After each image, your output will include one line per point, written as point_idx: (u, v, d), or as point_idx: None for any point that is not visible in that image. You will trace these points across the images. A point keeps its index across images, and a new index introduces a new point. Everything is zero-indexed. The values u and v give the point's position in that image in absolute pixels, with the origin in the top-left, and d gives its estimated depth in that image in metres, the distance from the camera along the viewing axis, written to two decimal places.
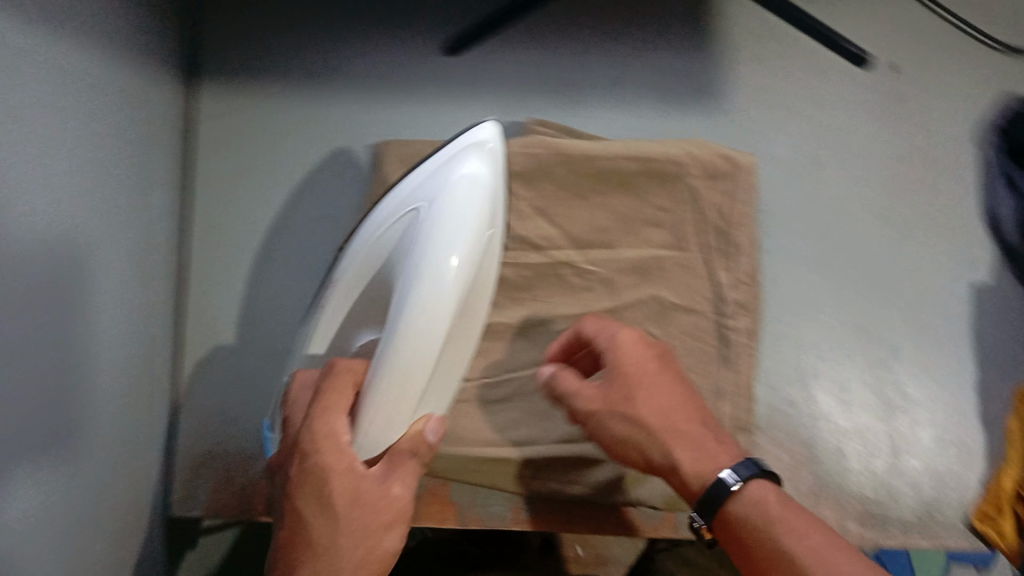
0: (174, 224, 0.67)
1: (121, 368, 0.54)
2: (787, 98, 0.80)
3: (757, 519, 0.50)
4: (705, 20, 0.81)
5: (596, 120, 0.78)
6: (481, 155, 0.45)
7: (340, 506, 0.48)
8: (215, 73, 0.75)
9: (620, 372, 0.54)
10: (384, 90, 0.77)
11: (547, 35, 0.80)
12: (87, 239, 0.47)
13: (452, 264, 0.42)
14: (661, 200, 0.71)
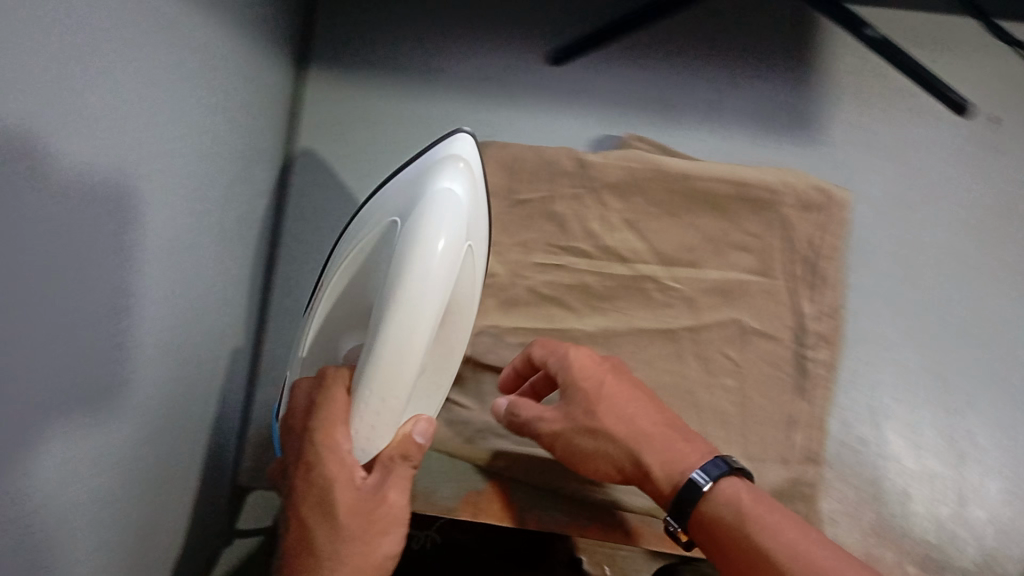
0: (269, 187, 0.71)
1: (189, 335, 0.54)
2: (889, 148, 0.77)
3: (731, 516, 0.52)
4: (811, 55, 0.78)
5: (692, 142, 0.75)
6: (455, 171, 0.52)
7: (341, 513, 0.51)
8: (326, 59, 0.78)
9: (581, 386, 0.58)
10: (490, 86, 0.77)
11: (655, 51, 0.77)
12: (185, 210, 0.51)
13: (439, 247, 0.46)
14: (755, 227, 0.72)
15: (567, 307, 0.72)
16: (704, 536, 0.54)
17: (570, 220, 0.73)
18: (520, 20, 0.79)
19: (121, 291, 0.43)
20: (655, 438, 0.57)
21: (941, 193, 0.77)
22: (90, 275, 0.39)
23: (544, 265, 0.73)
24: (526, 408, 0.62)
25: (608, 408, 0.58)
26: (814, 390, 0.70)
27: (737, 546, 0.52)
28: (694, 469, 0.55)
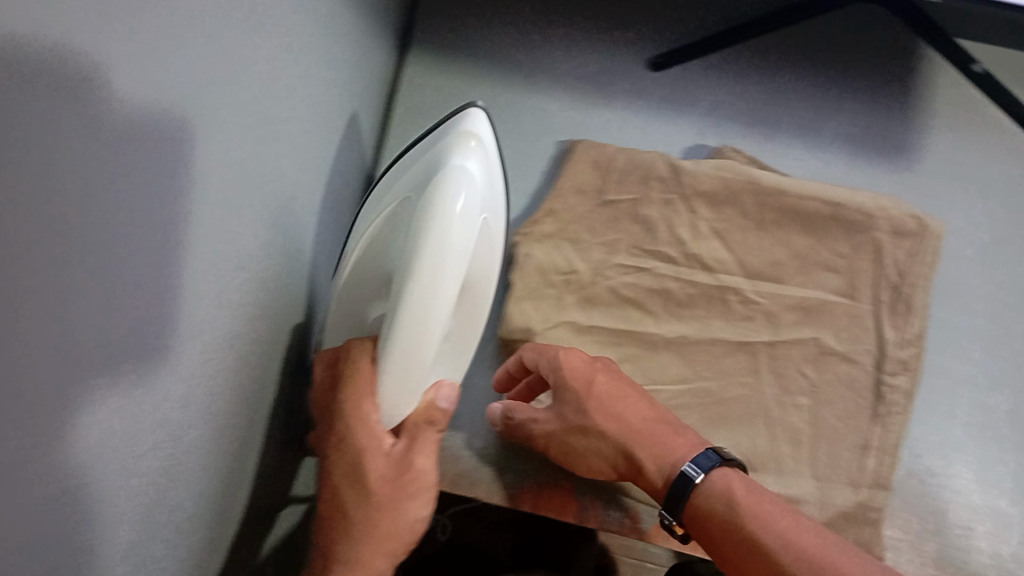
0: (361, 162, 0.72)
1: (258, 295, 0.53)
2: (982, 182, 0.77)
3: (721, 505, 0.55)
4: (912, 86, 0.79)
5: (787, 159, 0.76)
6: (469, 147, 0.50)
7: (373, 480, 0.52)
8: (428, 45, 0.79)
9: (572, 386, 0.62)
10: (588, 86, 0.78)
11: (756, 66, 0.79)
12: (258, 176, 0.50)
13: (457, 220, 0.45)
14: (844, 249, 0.72)
15: (645, 310, 0.73)
16: (697, 527, 0.57)
17: (660, 225, 0.73)
18: (625, 23, 0.80)
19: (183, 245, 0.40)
20: (648, 435, 0.60)
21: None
22: (167, 224, 0.38)
23: (629, 267, 0.73)
24: (522, 411, 0.66)
25: (599, 406, 0.61)
26: (889, 417, 0.70)
27: (726, 535, 0.54)
28: (684, 461, 0.58)
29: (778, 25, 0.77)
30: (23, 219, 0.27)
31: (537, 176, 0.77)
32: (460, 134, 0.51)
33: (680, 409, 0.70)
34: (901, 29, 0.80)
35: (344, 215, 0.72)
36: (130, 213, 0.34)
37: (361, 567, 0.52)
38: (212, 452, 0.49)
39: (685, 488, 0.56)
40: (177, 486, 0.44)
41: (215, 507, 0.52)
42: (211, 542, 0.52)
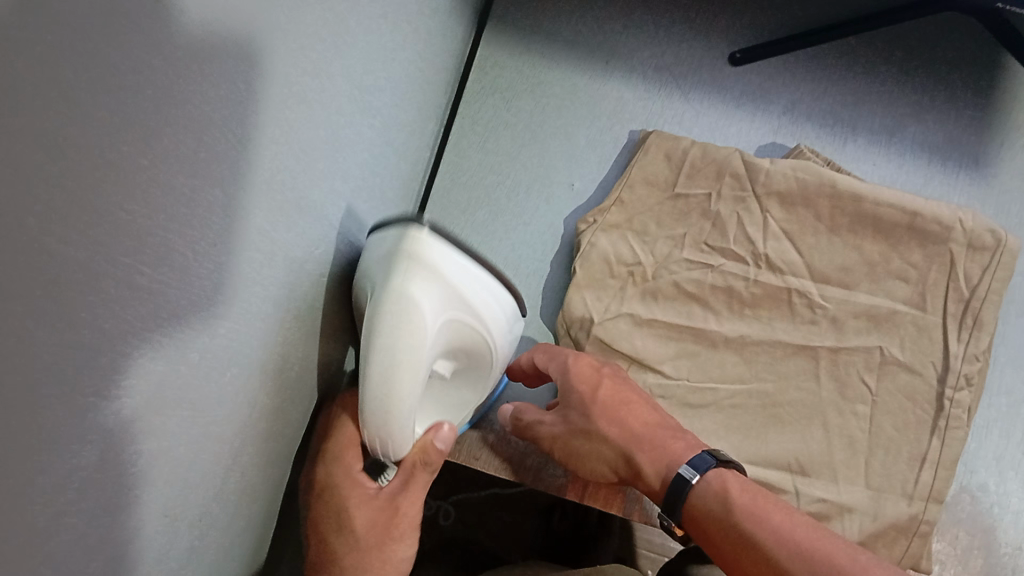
0: (426, 137, 0.74)
1: (316, 255, 0.55)
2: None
3: (716, 506, 0.54)
4: (995, 97, 0.77)
5: (862, 165, 0.76)
6: (405, 264, 0.48)
7: (359, 524, 0.56)
8: (504, 30, 0.80)
9: (575, 391, 0.64)
10: (662, 81, 0.79)
11: (836, 67, 0.79)
12: (314, 140, 0.49)
13: (393, 363, 0.47)
14: (917, 257, 0.71)
15: (707, 307, 0.73)
16: (695, 527, 0.56)
17: (731, 224, 0.73)
18: (707, 17, 0.81)
19: (232, 203, 0.41)
20: (647, 440, 0.60)
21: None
22: (218, 179, 0.38)
23: (694, 263, 0.73)
24: (528, 411, 0.66)
25: (598, 412, 0.62)
26: (950, 432, 0.69)
27: (723, 536, 0.53)
28: (681, 462, 0.57)
29: (863, 28, 0.76)
30: (89, 163, 0.27)
31: (604, 166, 0.78)
32: (408, 251, 0.48)
33: (736, 409, 0.71)
34: (985, 40, 0.78)
35: (410, 192, 0.73)
36: (184, 166, 0.34)
37: None
38: (246, 406, 0.49)
39: (681, 489, 0.56)
40: (200, 441, 0.44)
41: (251, 461, 0.52)
42: (244, 495, 0.53)
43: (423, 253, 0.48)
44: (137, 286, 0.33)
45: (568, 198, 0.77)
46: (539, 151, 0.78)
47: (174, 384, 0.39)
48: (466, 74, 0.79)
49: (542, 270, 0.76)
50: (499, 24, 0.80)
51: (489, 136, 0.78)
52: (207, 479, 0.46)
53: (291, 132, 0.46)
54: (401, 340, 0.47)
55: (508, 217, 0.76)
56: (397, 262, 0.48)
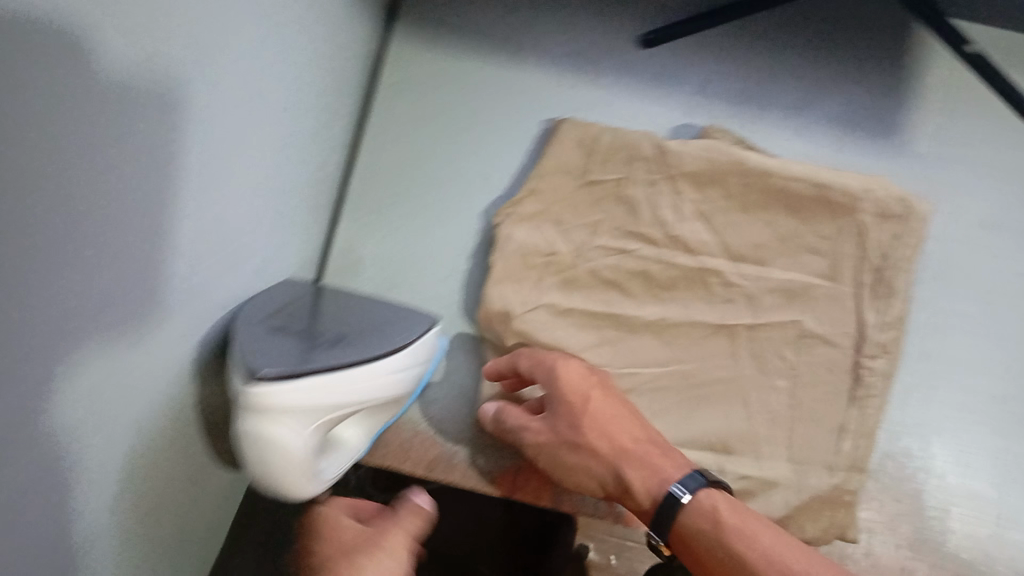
0: (336, 138, 0.73)
1: (232, 264, 0.55)
2: (979, 164, 0.75)
3: (710, 531, 0.55)
4: (906, 63, 0.77)
5: (776, 141, 0.75)
6: (254, 414, 0.50)
7: (348, 541, 0.59)
8: (410, 23, 0.79)
9: (564, 405, 0.63)
10: (575, 64, 0.78)
11: (748, 41, 0.77)
12: (223, 161, 0.50)
13: (280, 478, 0.53)
14: (829, 229, 0.71)
15: (626, 292, 0.73)
16: (683, 549, 0.57)
17: (644, 207, 0.73)
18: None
19: (134, 229, 0.40)
20: (642, 458, 0.60)
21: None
22: (111, 209, 0.38)
23: (610, 249, 0.73)
24: (513, 416, 0.66)
25: (589, 426, 0.61)
26: (867, 401, 0.70)
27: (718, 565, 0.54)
28: (673, 480, 0.58)
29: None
30: None
31: (515, 156, 0.77)
32: (256, 401, 0.50)
33: (661, 391, 0.72)
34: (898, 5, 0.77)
35: (322, 196, 0.72)
36: (70, 202, 0.34)
37: None
38: (163, 421, 0.49)
39: (673, 509, 0.57)
40: (106, 457, 0.43)
41: (176, 477, 0.52)
42: (172, 511, 0.53)
43: (269, 404, 0.50)
44: (28, 321, 0.33)
45: (483, 192, 0.76)
46: (454, 145, 0.77)
47: (73, 403, 0.38)
48: (377, 71, 0.78)
49: (460, 266, 0.75)
50: (407, 20, 0.79)
51: (404, 134, 0.77)
52: (121, 492, 0.45)
53: (189, 138, 0.44)
54: (281, 468, 0.52)
55: (426, 214, 0.76)
56: (248, 410, 0.50)
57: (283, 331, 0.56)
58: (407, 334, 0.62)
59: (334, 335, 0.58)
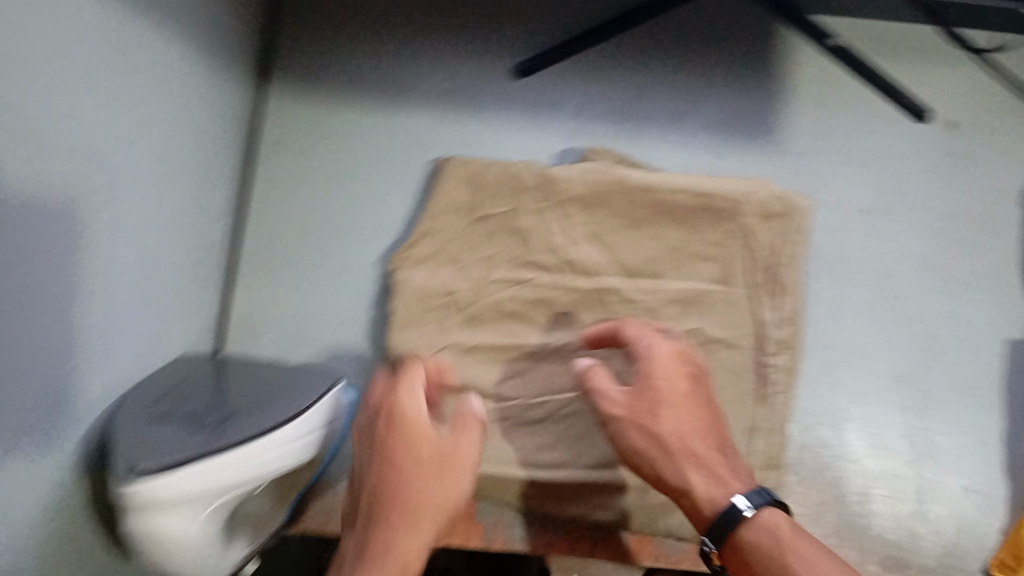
0: (217, 207, 0.71)
1: (102, 354, 0.55)
2: (856, 155, 0.78)
3: (769, 547, 0.55)
4: (774, 63, 0.79)
5: (656, 155, 0.77)
6: (135, 513, 0.51)
7: (416, 459, 0.60)
8: (286, 76, 0.78)
9: (652, 388, 0.61)
10: (455, 101, 0.78)
11: (616, 61, 0.79)
12: (85, 259, 0.49)
13: (176, 561, 0.54)
14: (716, 235, 0.73)
15: (530, 321, 0.74)
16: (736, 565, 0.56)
17: (535, 235, 0.73)
18: (491, 28, 0.79)
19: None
20: (714, 459, 0.59)
21: (908, 195, 0.78)
22: None
23: (507, 280, 0.73)
24: (602, 379, 0.64)
25: (669, 413, 0.60)
26: (774, 397, 0.71)
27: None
28: (735, 495, 0.57)
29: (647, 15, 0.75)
30: None
31: (404, 201, 0.77)
32: (132, 502, 0.50)
33: (573, 416, 0.72)
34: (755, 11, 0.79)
35: (207, 263, 0.71)
36: None
37: (396, 541, 0.57)
38: (45, 524, 0.49)
39: (735, 521, 0.56)
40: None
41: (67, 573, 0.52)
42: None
43: (143, 504, 0.50)
44: None
45: (375, 240, 0.76)
46: (343, 198, 0.77)
47: None
48: (257, 130, 0.77)
49: (362, 316, 0.75)
50: (285, 75, 0.78)
51: (290, 192, 0.77)
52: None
53: (44, 248, 0.44)
54: (172, 554, 0.54)
55: (323, 270, 0.76)
56: (128, 510, 0.51)
57: (166, 421, 0.57)
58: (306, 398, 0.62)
59: (221, 415, 0.59)
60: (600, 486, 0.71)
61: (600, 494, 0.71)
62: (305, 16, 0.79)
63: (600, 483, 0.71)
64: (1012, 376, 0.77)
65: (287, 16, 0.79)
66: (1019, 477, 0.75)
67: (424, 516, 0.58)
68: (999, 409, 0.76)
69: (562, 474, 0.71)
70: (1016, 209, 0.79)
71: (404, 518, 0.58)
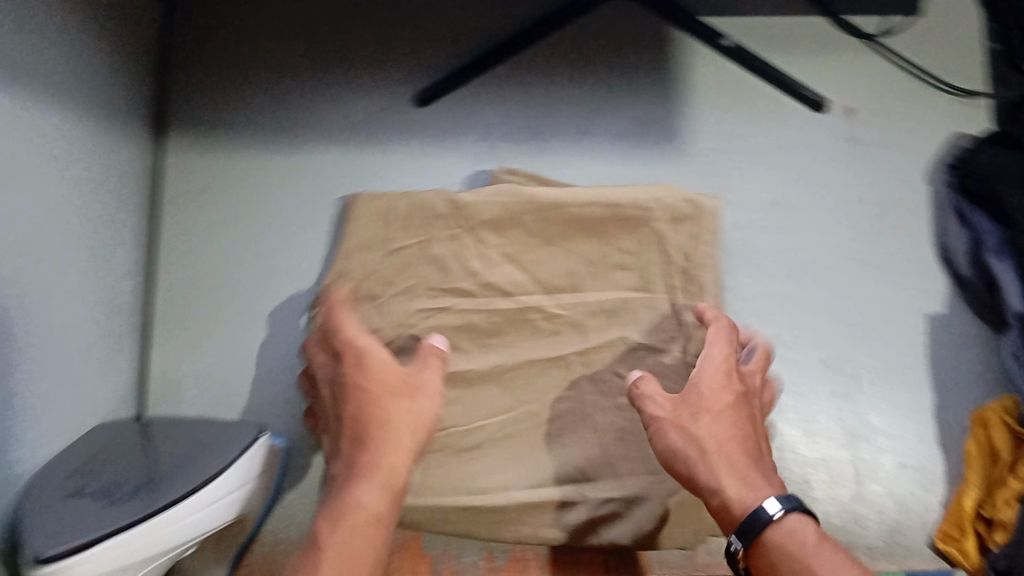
0: (123, 266, 0.74)
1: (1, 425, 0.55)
2: (753, 148, 0.83)
3: (799, 550, 0.55)
4: (670, 67, 0.85)
5: (566, 169, 0.80)
6: None
7: (386, 382, 0.64)
8: (182, 126, 0.81)
9: (695, 397, 0.63)
10: (358, 134, 0.81)
11: (516, 80, 0.83)
12: None
13: None
14: (630, 242, 0.73)
15: (456, 349, 0.72)
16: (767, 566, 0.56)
17: (450, 261, 0.73)
18: (387, 62, 0.83)
19: None
20: (748, 464, 0.60)
21: (807, 183, 0.83)
22: None
23: (429, 310, 0.72)
24: (651, 390, 0.65)
25: (710, 418, 0.61)
26: None
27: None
28: (766, 498, 0.57)
29: (544, 31, 0.83)
30: None
31: (319, 241, 0.79)
32: None
33: (511, 439, 0.72)
34: (645, 21, 0.86)
35: (112, 321, 0.72)
36: None
37: (387, 451, 0.61)
38: None
39: (765, 520, 0.56)
40: None
41: None
42: None
43: None
44: None
45: (292, 282, 0.78)
46: (261, 241, 0.79)
47: None
48: (158, 184, 0.79)
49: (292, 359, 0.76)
50: (178, 124, 0.81)
51: (201, 240, 0.79)
52: None
53: None
54: None
55: (245, 315, 0.77)
56: None
57: (81, 496, 0.60)
58: (220, 458, 0.66)
59: (136, 483, 0.63)
60: (552, 502, 0.70)
61: (552, 511, 0.70)
62: (204, 68, 0.83)
63: (541, 501, 0.69)
64: (937, 350, 0.79)
65: (179, 66, 0.83)
66: (956, 448, 0.77)
67: (399, 433, 0.62)
68: (929, 384, 0.78)
69: (513, 494, 0.69)
70: (922, 188, 0.83)
71: (382, 436, 0.62)
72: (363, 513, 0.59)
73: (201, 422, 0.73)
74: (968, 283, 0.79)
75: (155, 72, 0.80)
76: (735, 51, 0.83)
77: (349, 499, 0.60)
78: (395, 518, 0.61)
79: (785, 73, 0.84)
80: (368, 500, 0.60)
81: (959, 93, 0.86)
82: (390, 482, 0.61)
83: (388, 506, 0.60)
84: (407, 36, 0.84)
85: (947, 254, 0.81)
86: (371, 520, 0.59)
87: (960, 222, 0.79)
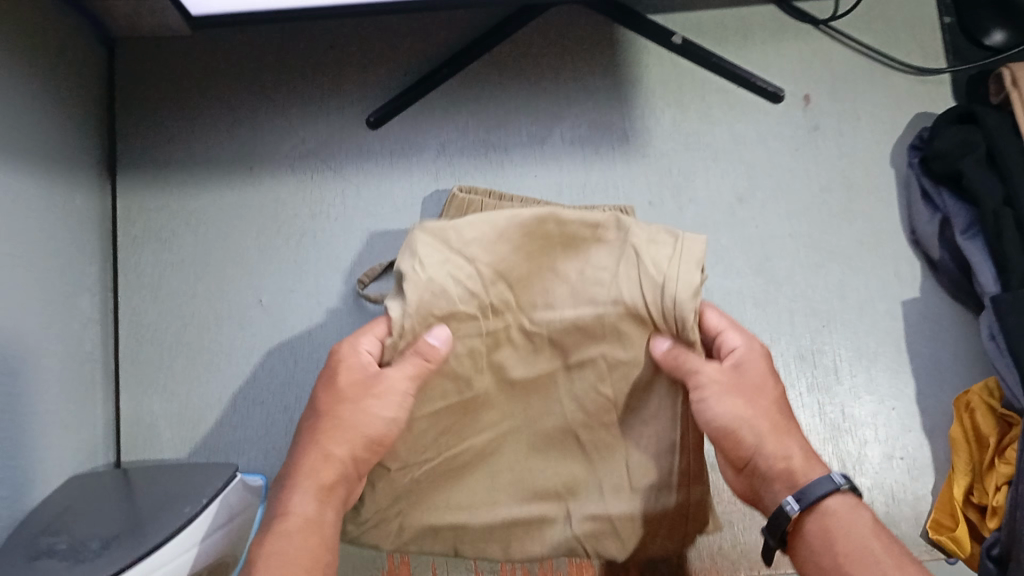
0: (86, 314, 0.76)
1: None
2: (707, 145, 0.84)
3: (860, 523, 0.56)
4: (620, 70, 0.86)
5: (524, 180, 0.84)
6: None
7: (342, 386, 0.62)
8: (131, 174, 0.84)
9: (749, 379, 0.62)
10: (315, 165, 0.85)
11: (471, 94, 0.86)
12: None
13: None
14: (607, 260, 0.61)
15: None
16: (819, 530, 0.56)
17: (447, 286, 0.59)
18: (334, 96, 0.86)
19: None
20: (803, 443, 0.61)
21: (767, 177, 0.84)
22: None
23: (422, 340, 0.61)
24: (693, 359, 0.61)
25: (770, 401, 0.62)
26: None
27: (863, 548, 0.54)
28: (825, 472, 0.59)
29: (485, 50, 0.85)
30: None
31: (286, 273, 0.82)
32: None
33: (493, 453, 0.67)
34: (586, 24, 0.87)
35: (84, 372, 0.74)
36: None
37: (324, 452, 0.60)
38: None
39: (832, 488, 0.57)
40: None
41: None
42: None
43: None
44: None
45: (265, 315, 0.81)
46: (225, 274, 0.82)
47: None
48: (114, 234, 0.83)
49: (267, 383, 0.79)
50: (127, 168, 0.84)
51: (164, 281, 0.82)
52: None
53: None
54: None
55: (216, 351, 0.80)
56: None
57: (46, 557, 0.60)
58: (193, 508, 0.66)
59: (106, 538, 0.63)
60: (539, 518, 0.67)
61: (537, 526, 0.68)
62: (148, 114, 0.86)
63: (523, 519, 0.67)
64: (916, 333, 0.81)
65: (123, 113, 0.86)
66: (941, 435, 0.79)
67: (341, 434, 0.60)
68: (910, 371, 0.80)
69: (498, 512, 0.67)
70: (889, 171, 0.84)
71: (323, 438, 0.60)
72: (293, 518, 0.57)
73: (183, 468, 0.72)
74: (939, 266, 0.80)
75: (97, 123, 0.83)
76: (681, 47, 0.83)
77: (283, 505, 0.58)
78: (334, 521, 0.59)
79: (727, 60, 0.84)
80: (301, 503, 0.58)
81: (920, 73, 0.85)
82: (326, 487, 0.59)
83: (321, 508, 0.58)
84: (345, 60, 0.87)
85: (916, 237, 0.82)
86: (302, 523, 0.57)
87: (926, 201, 0.80)
